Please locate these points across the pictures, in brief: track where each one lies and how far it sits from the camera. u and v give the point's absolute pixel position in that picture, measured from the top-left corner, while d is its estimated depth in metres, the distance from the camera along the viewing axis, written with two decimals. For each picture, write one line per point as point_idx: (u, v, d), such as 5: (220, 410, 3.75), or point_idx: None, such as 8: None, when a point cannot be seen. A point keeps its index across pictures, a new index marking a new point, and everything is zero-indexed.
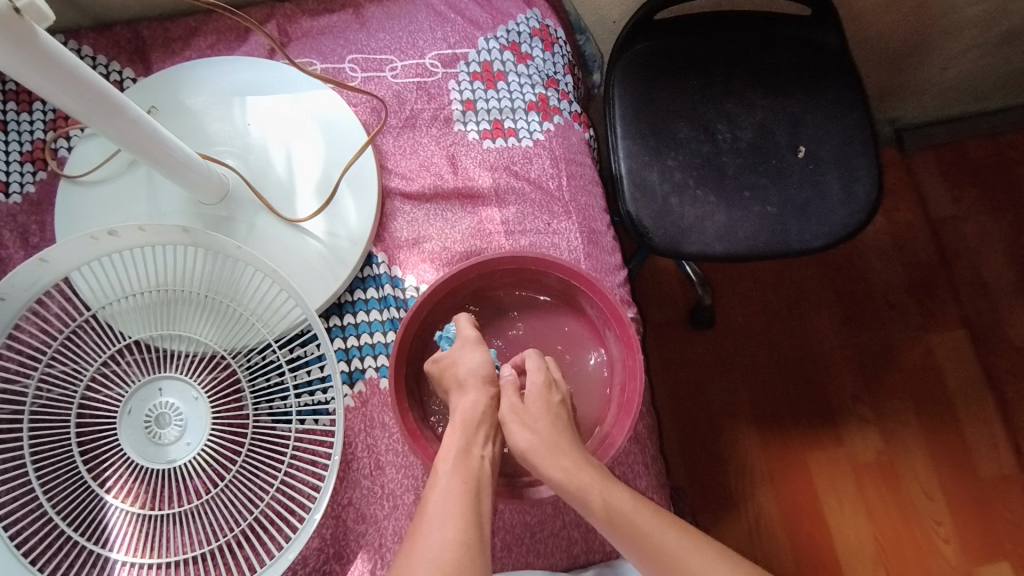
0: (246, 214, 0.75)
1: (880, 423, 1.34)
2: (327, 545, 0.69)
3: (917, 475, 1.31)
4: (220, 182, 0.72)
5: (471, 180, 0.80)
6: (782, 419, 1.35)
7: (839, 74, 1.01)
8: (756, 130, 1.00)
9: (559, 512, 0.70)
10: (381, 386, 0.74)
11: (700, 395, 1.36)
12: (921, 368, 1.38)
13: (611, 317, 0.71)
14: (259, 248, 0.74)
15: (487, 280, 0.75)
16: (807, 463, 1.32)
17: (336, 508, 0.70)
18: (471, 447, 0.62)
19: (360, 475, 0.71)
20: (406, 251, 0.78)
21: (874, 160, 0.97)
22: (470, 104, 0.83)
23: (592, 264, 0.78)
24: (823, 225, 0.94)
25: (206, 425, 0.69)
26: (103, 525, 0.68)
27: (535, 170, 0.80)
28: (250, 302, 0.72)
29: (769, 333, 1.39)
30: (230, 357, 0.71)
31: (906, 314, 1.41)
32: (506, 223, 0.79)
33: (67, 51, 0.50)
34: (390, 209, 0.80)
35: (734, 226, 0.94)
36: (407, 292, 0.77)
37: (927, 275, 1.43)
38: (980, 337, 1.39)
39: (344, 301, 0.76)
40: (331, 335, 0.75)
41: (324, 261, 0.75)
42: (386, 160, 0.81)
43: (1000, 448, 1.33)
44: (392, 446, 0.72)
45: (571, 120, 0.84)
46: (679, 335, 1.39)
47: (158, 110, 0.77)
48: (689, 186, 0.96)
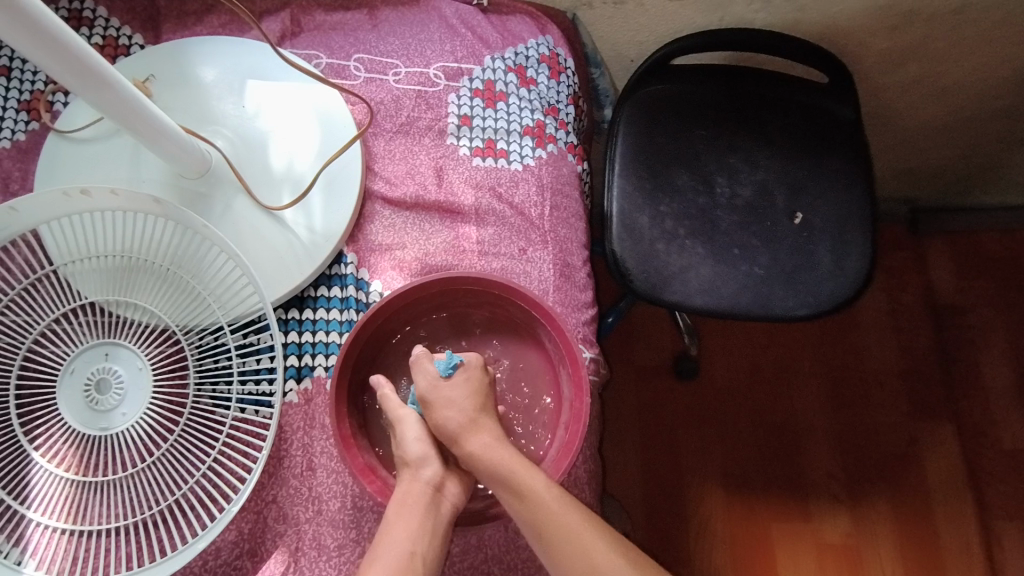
0: (224, 194, 0.74)
1: (850, 505, 1.31)
2: (243, 540, 0.68)
3: (880, 565, 1.27)
4: (202, 159, 0.72)
5: (453, 195, 0.79)
6: (750, 485, 1.31)
7: (849, 145, 1.00)
8: (755, 189, 0.98)
9: (483, 545, 0.68)
10: (328, 387, 0.73)
11: (670, 446, 1.33)
12: (900, 455, 1.34)
13: (566, 355, 0.70)
14: (230, 230, 0.74)
15: (450, 297, 0.74)
16: (769, 533, 1.29)
17: (259, 504, 0.69)
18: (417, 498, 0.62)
19: (289, 473, 0.70)
20: (377, 256, 0.78)
21: (871, 237, 0.95)
22: (466, 119, 0.82)
23: (560, 297, 0.77)
24: (809, 294, 0.92)
25: (145, 397, 0.68)
26: (24, 482, 0.67)
27: (520, 195, 0.80)
28: (211, 282, 0.72)
29: (749, 395, 1.37)
30: (181, 333, 0.70)
31: (892, 397, 1.37)
32: (482, 242, 0.78)
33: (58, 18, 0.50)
34: (369, 211, 0.79)
35: (718, 282, 0.93)
36: (370, 297, 0.76)
37: (920, 361, 1.40)
38: (966, 433, 1.35)
39: (306, 296, 0.76)
40: (286, 328, 0.74)
41: (292, 252, 0.74)
42: (374, 162, 0.81)
43: (972, 551, 1.28)
44: (327, 449, 0.71)
45: (565, 150, 0.83)
46: (657, 382, 1.37)
47: (155, 80, 0.78)
48: (678, 235, 0.95)
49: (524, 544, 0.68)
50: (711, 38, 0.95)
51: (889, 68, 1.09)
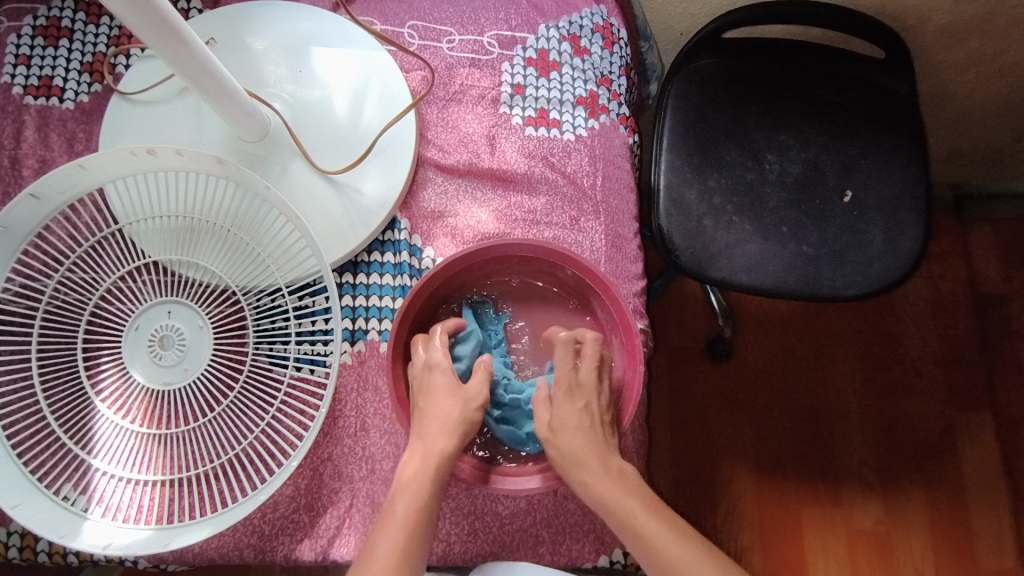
0: (282, 157, 0.75)
1: (883, 491, 1.30)
2: (299, 495, 0.69)
3: (911, 550, 1.27)
4: (262, 122, 0.73)
5: (507, 164, 0.79)
6: (781, 467, 1.31)
7: (904, 123, 0.97)
8: (806, 166, 0.97)
9: (533, 508, 0.69)
10: (381, 350, 0.74)
11: (702, 425, 1.33)
12: (936, 443, 1.33)
13: (620, 324, 0.70)
14: (288, 193, 0.75)
15: (503, 265, 0.75)
16: (800, 516, 1.29)
17: (315, 461, 0.70)
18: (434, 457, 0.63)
19: (344, 433, 0.71)
20: (430, 223, 0.78)
21: (924, 218, 0.93)
22: (519, 89, 0.82)
23: (612, 268, 0.77)
24: (859, 274, 0.91)
25: (206, 352, 0.70)
26: (90, 433, 0.69)
27: (572, 165, 0.79)
28: (269, 243, 0.73)
29: (783, 377, 1.36)
30: (240, 294, 0.72)
31: (930, 385, 1.36)
32: (534, 211, 0.78)
33: None
34: (422, 178, 0.80)
35: (766, 259, 0.92)
36: (423, 262, 0.77)
37: (960, 348, 1.38)
38: (1004, 423, 1.34)
39: (360, 260, 0.76)
40: (341, 291, 0.75)
41: (348, 217, 0.75)
42: (427, 130, 0.81)
43: (1003, 540, 1.27)
44: (381, 411, 0.72)
45: (617, 122, 0.83)
46: (692, 363, 1.37)
47: (215, 43, 0.79)
48: (726, 211, 0.94)
49: (573, 509, 0.69)
50: (767, 10, 0.94)
51: (945, 45, 1.07)
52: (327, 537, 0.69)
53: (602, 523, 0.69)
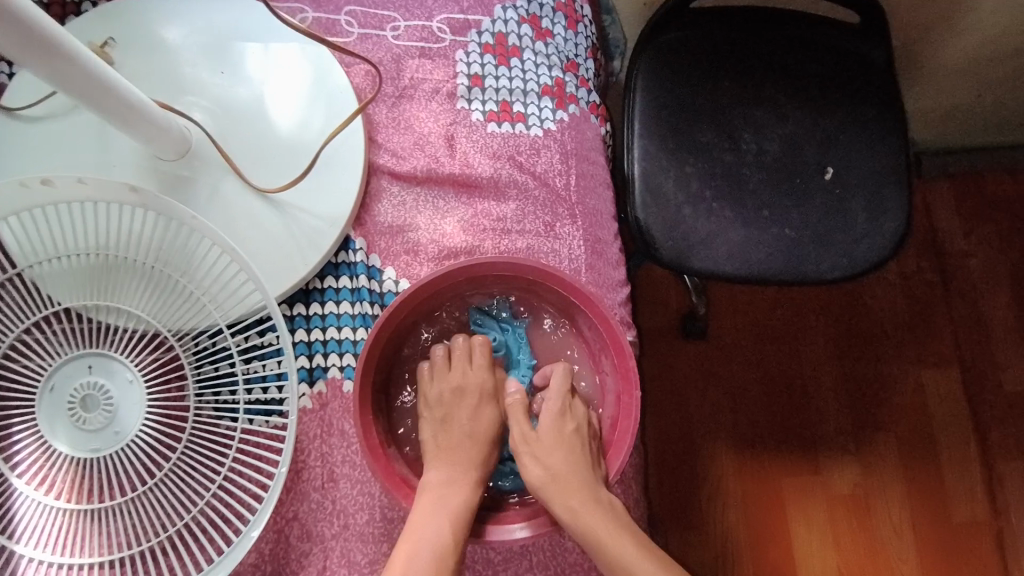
0: (209, 176, 0.65)
1: (859, 456, 1.30)
2: (265, 561, 0.62)
3: (890, 512, 1.27)
4: (181, 137, 0.62)
5: (470, 167, 0.71)
6: (760, 442, 1.30)
7: (881, 92, 0.92)
8: (785, 143, 0.91)
9: (527, 550, 0.63)
10: (345, 390, 0.66)
11: (680, 407, 1.30)
12: (908, 404, 1.32)
13: (609, 343, 0.64)
14: (220, 217, 0.65)
15: (475, 285, 0.67)
16: (781, 490, 1.27)
17: (279, 523, 0.62)
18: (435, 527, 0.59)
19: (310, 487, 0.63)
20: (388, 239, 0.69)
21: (906, 191, 0.89)
22: (477, 79, 0.73)
23: (594, 277, 0.70)
24: (844, 256, 0.87)
25: (139, 411, 0.60)
26: (9, 513, 0.59)
27: (542, 164, 0.71)
28: (203, 277, 0.63)
29: (757, 352, 1.33)
30: (174, 340, 0.62)
31: (901, 348, 1.35)
32: (504, 219, 0.70)
33: None
34: (375, 189, 0.70)
35: (749, 247, 0.87)
36: (384, 285, 0.69)
37: (928, 307, 1.36)
38: (972, 378, 1.33)
39: (312, 288, 0.67)
40: (293, 326, 0.66)
41: (293, 241, 0.66)
42: (376, 133, 0.72)
43: (977, 494, 1.28)
44: (350, 458, 0.64)
45: (588, 111, 0.75)
46: (667, 345, 1.33)
47: (115, 43, 0.67)
48: (705, 198, 0.88)
49: (571, 547, 0.64)
50: None
51: None
52: None
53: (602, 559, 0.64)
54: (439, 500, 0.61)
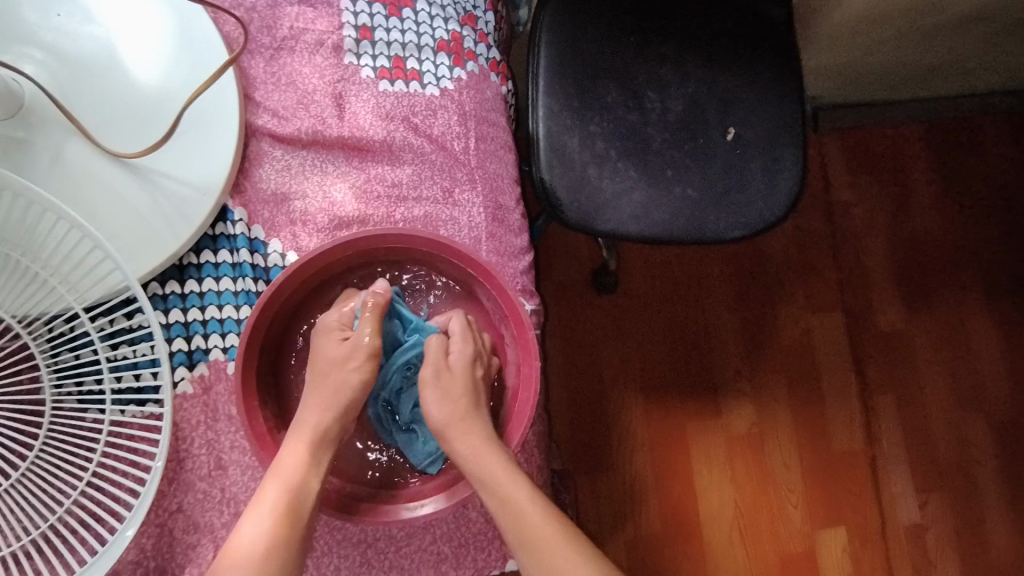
0: (53, 138, 0.57)
1: (754, 397, 1.38)
2: (146, 558, 0.57)
3: (780, 446, 1.37)
4: (10, 93, 0.54)
5: (360, 128, 0.66)
6: (666, 388, 1.35)
7: (779, 52, 0.94)
8: (687, 103, 0.91)
9: (429, 524, 0.63)
10: (229, 372, 0.61)
11: (589, 359, 1.34)
12: (798, 348, 1.41)
13: (509, 315, 0.63)
14: (66, 186, 0.57)
15: (369, 257, 0.63)
16: (683, 432, 1.34)
17: (161, 516, 0.58)
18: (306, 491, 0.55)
19: (195, 476, 0.59)
20: (272, 208, 0.64)
21: (802, 150, 0.91)
22: (366, 31, 0.67)
23: (495, 245, 0.68)
24: (743, 215, 0.88)
25: None
26: None
27: (439, 126, 0.68)
28: (52, 257, 0.55)
29: (663, 304, 1.38)
30: (20, 327, 0.54)
31: (794, 296, 1.43)
32: (399, 185, 0.66)
33: None
34: (255, 153, 0.64)
35: (653, 207, 0.87)
36: (270, 259, 0.64)
37: (818, 257, 1.45)
38: (855, 321, 1.44)
39: (187, 264, 0.61)
40: (166, 306, 0.60)
41: (160, 213, 0.59)
42: (253, 90, 0.65)
43: (855, 425, 1.40)
44: (238, 443, 0.60)
45: (488, 68, 0.71)
46: (578, 300, 1.35)
47: None
48: (610, 157, 0.87)
49: (475, 517, 0.64)
50: None
51: None
52: None
53: None
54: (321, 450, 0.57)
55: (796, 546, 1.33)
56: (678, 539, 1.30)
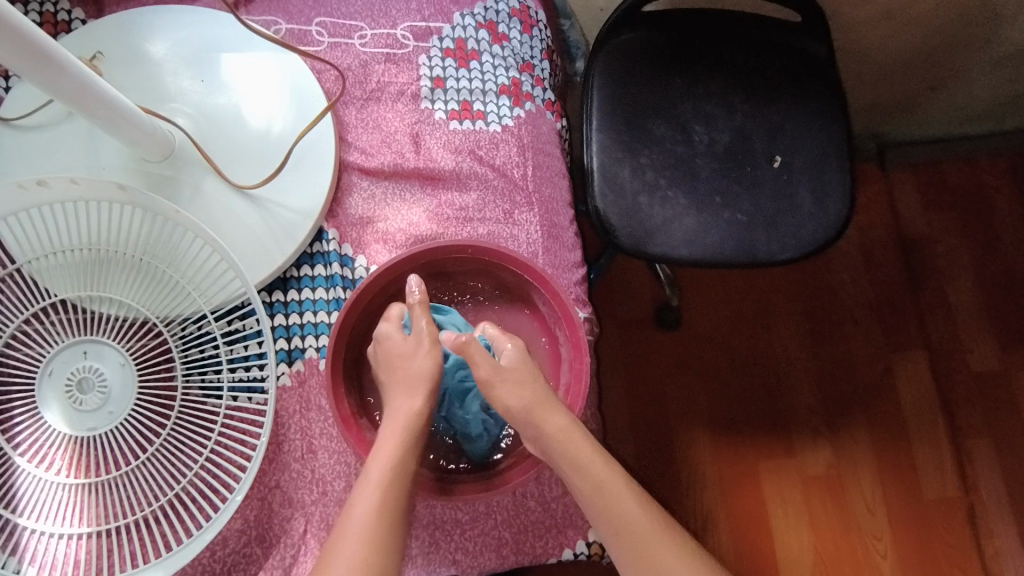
0: (192, 175, 0.71)
1: (832, 437, 1.35)
2: (250, 527, 0.67)
3: (863, 490, 1.32)
4: (165, 140, 0.68)
5: (433, 161, 0.77)
6: (736, 425, 1.35)
7: (823, 85, 0.99)
8: (734, 134, 0.97)
9: (491, 510, 0.68)
10: (321, 368, 0.71)
11: (655, 394, 1.35)
12: (876, 386, 1.37)
13: (562, 316, 0.70)
14: (201, 214, 0.71)
15: (441, 268, 0.73)
16: (758, 472, 1.32)
17: (262, 490, 0.68)
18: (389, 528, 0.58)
19: (290, 457, 0.69)
20: (359, 230, 0.75)
21: (849, 175, 0.94)
22: (439, 81, 0.79)
23: (550, 259, 0.75)
24: (792, 237, 0.92)
25: (132, 392, 0.66)
26: (13, 489, 0.64)
27: (501, 157, 0.77)
28: (189, 269, 0.69)
29: (730, 340, 1.39)
30: (161, 325, 0.67)
31: (868, 332, 1.40)
32: (466, 208, 0.76)
33: (9, 6, 0.46)
34: (346, 184, 0.76)
35: (703, 231, 0.92)
36: (356, 272, 0.74)
37: (893, 295, 1.42)
38: (938, 359, 1.39)
39: (290, 277, 0.73)
40: (272, 311, 0.72)
41: (271, 234, 0.71)
42: (346, 132, 0.78)
43: (946, 469, 1.33)
44: (327, 430, 0.70)
45: (544, 108, 0.81)
46: (644, 335, 1.38)
47: (103, 57, 0.74)
48: (661, 186, 0.94)
49: (533, 506, 0.69)
50: None
51: (857, 2, 1.08)
52: (283, 568, 0.66)
53: (562, 517, 0.69)
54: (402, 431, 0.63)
55: None
56: None
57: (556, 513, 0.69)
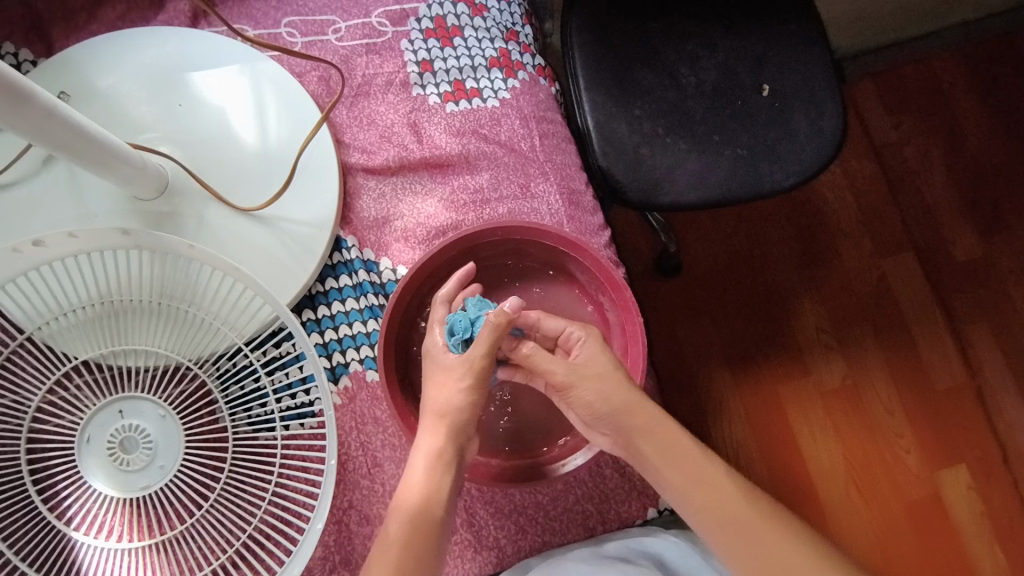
0: (194, 206, 0.67)
1: (842, 350, 1.28)
2: (331, 553, 0.65)
3: (880, 395, 1.26)
4: (157, 174, 0.64)
5: (438, 148, 0.74)
6: (750, 355, 1.26)
7: (797, 5, 0.98)
8: (719, 71, 0.96)
9: (570, 486, 0.69)
10: (368, 379, 0.69)
11: (666, 341, 1.26)
12: (875, 292, 1.31)
13: (605, 281, 0.69)
14: (211, 245, 0.67)
15: (470, 255, 0.71)
16: (779, 397, 1.24)
17: (337, 513, 0.66)
18: (430, 533, 0.55)
19: (357, 475, 0.67)
20: (377, 232, 0.73)
21: (838, 93, 0.95)
22: (426, 65, 0.76)
23: (575, 226, 0.74)
24: (794, 162, 0.92)
25: (179, 442, 0.62)
26: (77, 565, 0.60)
27: (505, 132, 0.75)
28: (212, 304, 0.65)
29: (730, 276, 1.30)
30: (196, 367, 0.64)
31: (858, 240, 1.33)
32: (481, 190, 0.74)
33: None
34: (354, 187, 0.73)
35: (707, 172, 0.91)
36: (383, 275, 0.72)
37: (875, 201, 1.35)
38: (927, 256, 1.33)
39: (316, 293, 0.70)
40: (306, 331, 0.69)
41: (290, 251, 0.68)
42: (342, 134, 0.75)
43: (951, 358, 1.29)
44: (388, 440, 0.68)
45: (536, 74, 0.78)
46: (645, 287, 1.28)
47: (69, 96, 0.69)
48: (658, 135, 0.92)
49: (610, 474, 0.70)
50: None
51: None
52: None
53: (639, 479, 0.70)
54: (440, 414, 0.59)
55: (918, 492, 1.22)
56: (799, 509, 1.19)
57: (633, 476, 0.70)
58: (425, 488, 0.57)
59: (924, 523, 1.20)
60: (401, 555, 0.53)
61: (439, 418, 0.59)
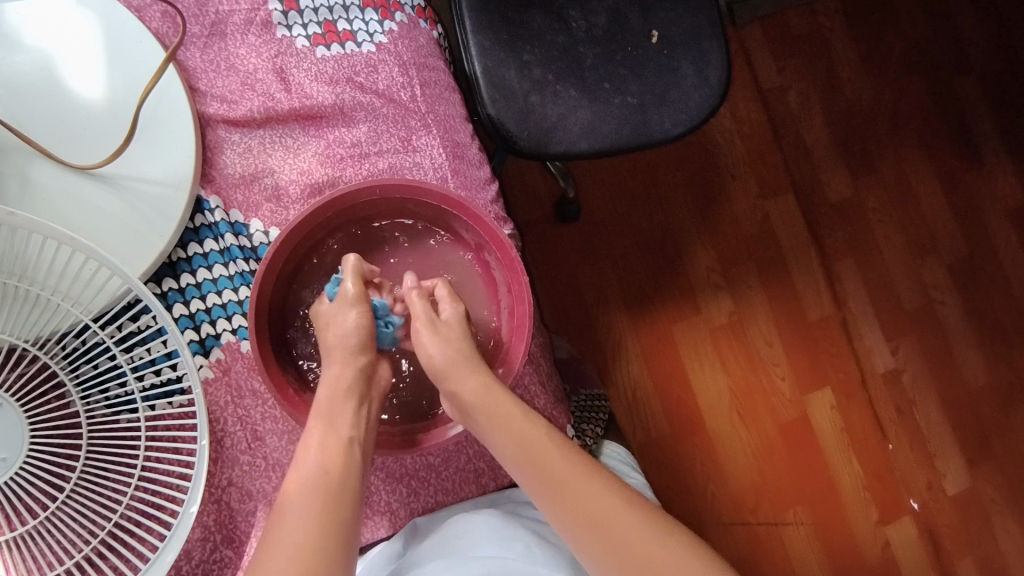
0: (17, 164, 0.59)
1: (728, 289, 1.35)
2: (212, 532, 0.62)
3: (761, 329, 1.35)
4: None
5: (308, 97, 0.68)
6: (645, 296, 1.31)
7: None
8: (609, 15, 0.94)
9: (463, 446, 0.69)
10: (243, 350, 0.65)
11: (567, 285, 1.28)
12: (759, 234, 1.38)
13: (490, 241, 0.67)
14: (42, 208, 0.59)
15: (348, 216, 0.67)
16: (672, 335, 1.31)
17: (215, 493, 0.63)
18: (343, 467, 0.56)
19: (236, 452, 0.64)
20: (244, 190, 0.67)
21: (723, 41, 0.95)
22: (291, 2, 0.69)
23: (460, 181, 0.71)
24: (680, 111, 0.92)
25: (23, 433, 0.56)
26: None
27: (383, 80, 0.70)
28: (49, 278, 0.58)
29: (627, 220, 1.32)
30: (35, 349, 0.57)
31: (745, 183, 1.39)
32: (359, 144, 0.69)
33: None
34: (214, 141, 0.66)
35: (598, 122, 0.90)
36: (255, 239, 0.67)
37: (761, 145, 1.41)
38: (804, 197, 1.42)
39: (178, 260, 0.64)
40: (169, 302, 0.63)
41: (140, 215, 0.61)
42: (196, 80, 0.67)
43: (822, 292, 1.39)
44: (269, 413, 0.65)
45: (415, 17, 0.73)
46: (546, 232, 1.28)
47: None
48: (549, 82, 0.90)
49: None
50: None
51: None
52: None
53: None
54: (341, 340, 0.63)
55: (789, 415, 1.33)
56: (687, 437, 1.28)
57: None
58: (337, 416, 0.59)
59: (795, 441, 1.33)
60: (313, 490, 0.54)
61: (338, 342, 0.63)
